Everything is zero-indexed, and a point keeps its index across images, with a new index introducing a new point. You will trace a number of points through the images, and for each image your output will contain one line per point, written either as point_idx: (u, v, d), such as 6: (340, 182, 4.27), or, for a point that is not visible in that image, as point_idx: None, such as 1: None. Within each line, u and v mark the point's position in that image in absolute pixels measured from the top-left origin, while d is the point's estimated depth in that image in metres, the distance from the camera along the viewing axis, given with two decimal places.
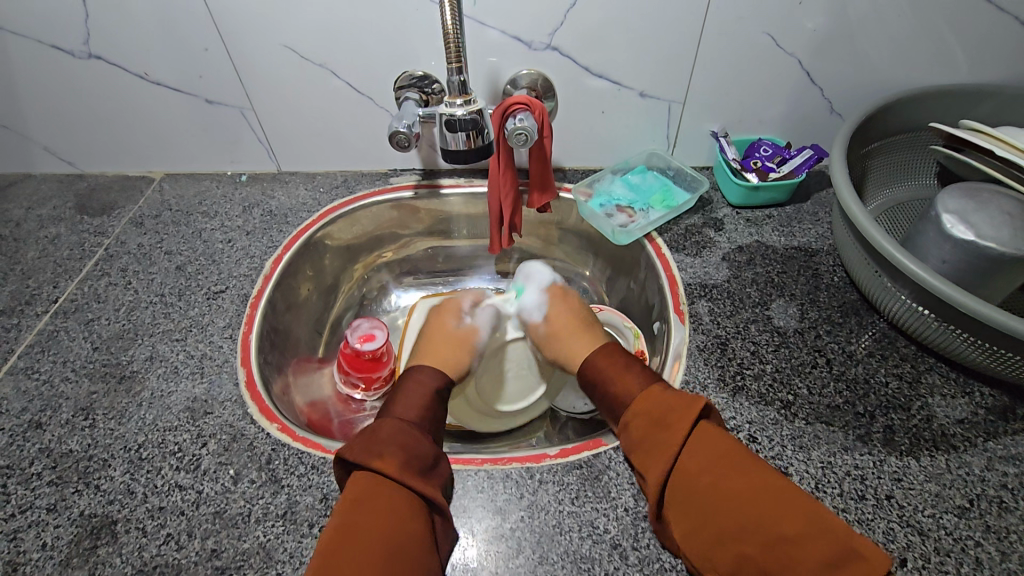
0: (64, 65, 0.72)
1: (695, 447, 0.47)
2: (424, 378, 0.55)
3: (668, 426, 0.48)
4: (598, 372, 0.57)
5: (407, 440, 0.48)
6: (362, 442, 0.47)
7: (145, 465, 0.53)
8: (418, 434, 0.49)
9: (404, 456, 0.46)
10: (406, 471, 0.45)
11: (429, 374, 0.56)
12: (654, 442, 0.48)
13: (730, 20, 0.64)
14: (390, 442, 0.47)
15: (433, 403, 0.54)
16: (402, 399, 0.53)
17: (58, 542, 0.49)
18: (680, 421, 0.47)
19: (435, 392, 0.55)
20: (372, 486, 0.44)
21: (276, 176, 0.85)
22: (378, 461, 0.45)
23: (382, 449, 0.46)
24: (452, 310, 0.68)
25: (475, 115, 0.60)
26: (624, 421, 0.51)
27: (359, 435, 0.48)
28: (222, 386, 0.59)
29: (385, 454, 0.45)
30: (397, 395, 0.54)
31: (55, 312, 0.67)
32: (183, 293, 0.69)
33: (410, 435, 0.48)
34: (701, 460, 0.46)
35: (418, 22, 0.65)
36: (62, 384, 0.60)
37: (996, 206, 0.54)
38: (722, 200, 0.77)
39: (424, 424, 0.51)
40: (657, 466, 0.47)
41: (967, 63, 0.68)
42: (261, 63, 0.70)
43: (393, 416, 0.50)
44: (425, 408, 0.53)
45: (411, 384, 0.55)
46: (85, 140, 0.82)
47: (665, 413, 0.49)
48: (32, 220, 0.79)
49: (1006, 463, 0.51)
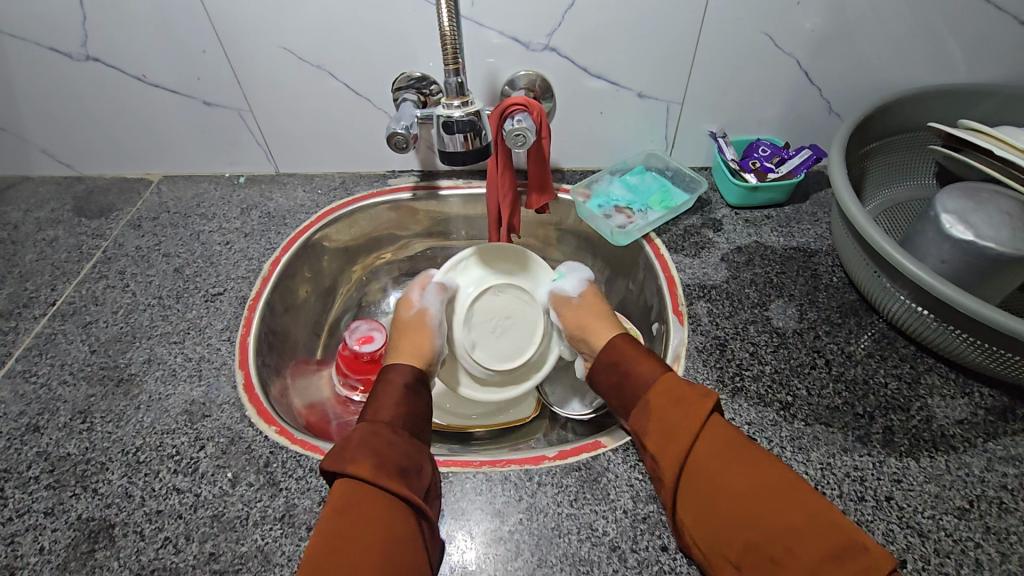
0: (61, 67, 0.72)
1: (707, 436, 0.47)
2: (396, 378, 0.55)
3: (682, 412, 0.49)
4: (619, 353, 0.57)
5: (381, 442, 0.47)
6: (335, 450, 0.47)
7: (143, 468, 0.53)
8: (393, 435, 0.49)
9: (378, 460, 0.46)
10: (382, 475, 0.45)
11: (399, 373, 0.56)
12: (667, 429, 0.49)
13: (728, 20, 0.64)
14: (364, 446, 0.47)
15: (407, 398, 0.54)
16: (375, 402, 0.53)
17: (56, 546, 0.48)
18: (697, 407, 0.48)
19: (406, 387, 0.54)
20: (353, 492, 0.44)
21: (275, 178, 0.85)
22: (353, 467, 0.45)
23: (355, 454, 0.46)
24: (403, 301, 0.68)
25: (472, 116, 0.60)
26: (641, 404, 0.52)
27: (334, 444, 0.47)
28: (220, 388, 0.59)
29: (359, 458, 0.45)
30: (371, 398, 0.54)
31: (53, 315, 0.67)
32: (180, 295, 0.69)
33: (385, 437, 0.48)
34: (712, 450, 0.47)
35: (415, 24, 0.65)
36: (59, 388, 0.60)
37: (995, 206, 0.54)
38: (720, 200, 0.77)
39: (400, 422, 0.51)
40: (671, 453, 0.47)
41: (966, 62, 0.68)
42: (258, 65, 0.70)
43: (366, 420, 0.50)
44: (399, 405, 0.52)
45: (384, 385, 0.54)
46: (83, 142, 0.82)
47: (678, 401, 0.49)
48: (30, 223, 0.79)
49: (1006, 464, 0.51)
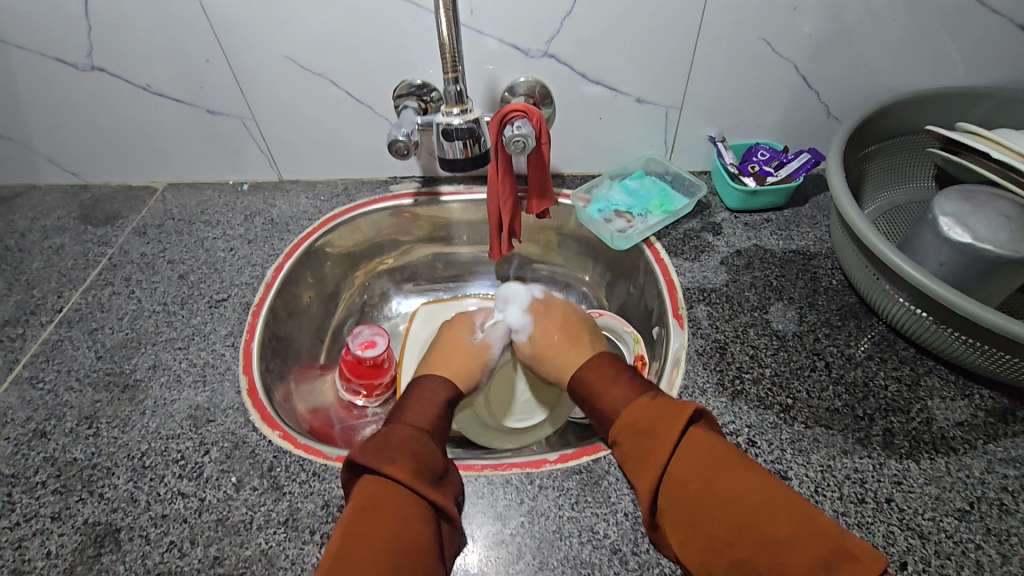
0: (68, 77, 0.73)
1: (687, 452, 0.47)
2: (433, 387, 0.57)
3: (660, 427, 0.48)
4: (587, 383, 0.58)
5: (419, 447, 0.48)
6: (373, 447, 0.47)
7: (148, 473, 0.54)
8: (428, 442, 0.50)
9: (412, 461, 0.47)
10: (417, 477, 0.45)
11: (440, 383, 0.57)
12: (646, 446, 0.49)
13: (726, 27, 0.65)
14: (401, 448, 0.47)
15: (443, 411, 0.55)
16: (413, 406, 0.54)
17: (62, 550, 0.49)
18: (674, 420, 0.48)
19: (445, 402, 0.56)
20: (381, 490, 0.44)
21: (278, 185, 0.85)
22: (389, 466, 0.45)
23: (393, 454, 0.47)
24: (466, 324, 0.69)
25: (472, 123, 0.61)
26: (614, 430, 0.52)
27: (371, 440, 0.48)
28: (225, 394, 0.60)
29: (397, 458, 0.46)
30: (407, 402, 0.55)
31: (60, 322, 0.68)
32: (186, 301, 0.70)
33: (423, 442, 0.49)
34: (693, 462, 0.46)
35: (415, 31, 0.66)
36: (66, 393, 0.61)
37: (993, 208, 0.54)
38: (720, 204, 0.78)
39: (434, 432, 0.52)
40: (654, 463, 0.47)
41: (963, 66, 0.68)
42: (261, 74, 0.71)
43: (405, 423, 0.51)
44: (436, 416, 0.54)
45: (424, 392, 0.56)
46: (88, 150, 0.83)
47: (655, 418, 0.49)
48: (37, 230, 0.80)
49: (1006, 466, 0.51)
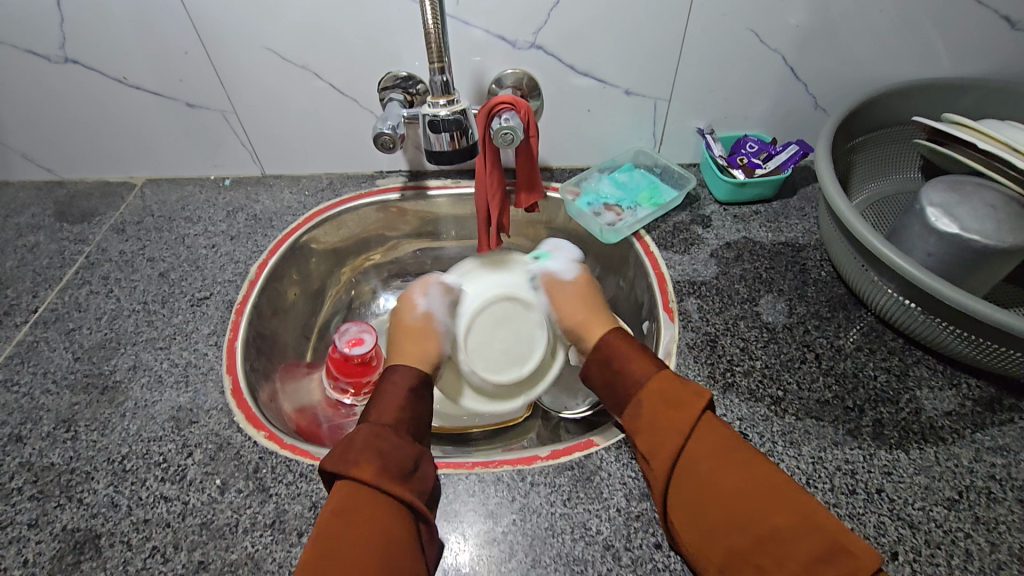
0: (38, 69, 0.70)
1: (697, 440, 0.47)
2: (400, 379, 0.54)
3: (678, 413, 0.48)
4: (611, 352, 0.56)
5: (385, 445, 0.47)
6: (338, 451, 0.46)
7: (129, 477, 0.52)
8: (397, 437, 0.48)
9: (382, 461, 0.45)
10: (383, 477, 0.44)
11: (403, 374, 0.55)
12: (659, 431, 0.48)
13: (714, 17, 0.64)
14: (369, 449, 0.46)
15: (409, 402, 0.53)
16: (379, 401, 0.52)
17: (41, 558, 0.48)
18: (687, 409, 0.48)
19: (412, 392, 0.54)
20: (354, 495, 0.43)
21: (261, 180, 0.83)
22: (355, 469, 0.44)
23: (359, 457, 0.45)
24: (407, 303, 0.67)
25: (459, 115, 0.60)
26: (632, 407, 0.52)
27: (338, 443, 0.47)
28: (208, 394, 0.59)
29: (362, 461, 0.45)
30: (375, 397, 0.53)
31: (35, 323, 0.66)
32: (166, 300, 0.68)
33: (388, 438, 0.47)
34: (701, 453, 0.46)
35: (399, 22, 0.65)
36: (42, 397, 0.59)
37: (980, 199, 0.55)
38: (709, 196, 0.77)
39: (403, 426, 0.50)
40: (661, 455, 0.47)
41: (948, 58, 0.69)
42: (241, 65, 0.69)
43: (370, 421, 0.50)
44: (400, 410, 0.52)
45: (389, 385, 0.54)
46: (63, 145, 0.80)
47: (673, 404, 0.49)
48: (10, 229, 0.78)
49: (993, 454, 0.51)
